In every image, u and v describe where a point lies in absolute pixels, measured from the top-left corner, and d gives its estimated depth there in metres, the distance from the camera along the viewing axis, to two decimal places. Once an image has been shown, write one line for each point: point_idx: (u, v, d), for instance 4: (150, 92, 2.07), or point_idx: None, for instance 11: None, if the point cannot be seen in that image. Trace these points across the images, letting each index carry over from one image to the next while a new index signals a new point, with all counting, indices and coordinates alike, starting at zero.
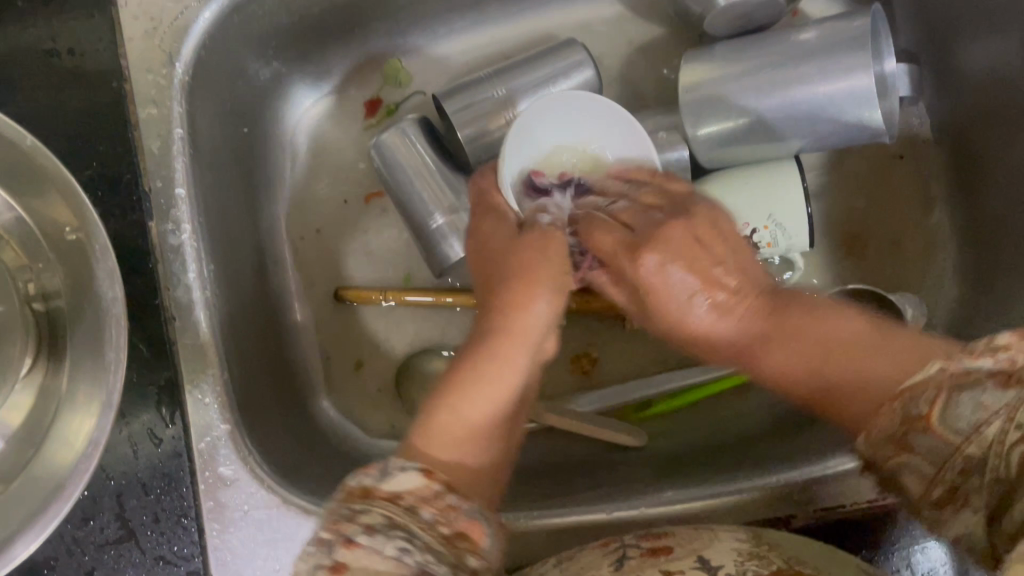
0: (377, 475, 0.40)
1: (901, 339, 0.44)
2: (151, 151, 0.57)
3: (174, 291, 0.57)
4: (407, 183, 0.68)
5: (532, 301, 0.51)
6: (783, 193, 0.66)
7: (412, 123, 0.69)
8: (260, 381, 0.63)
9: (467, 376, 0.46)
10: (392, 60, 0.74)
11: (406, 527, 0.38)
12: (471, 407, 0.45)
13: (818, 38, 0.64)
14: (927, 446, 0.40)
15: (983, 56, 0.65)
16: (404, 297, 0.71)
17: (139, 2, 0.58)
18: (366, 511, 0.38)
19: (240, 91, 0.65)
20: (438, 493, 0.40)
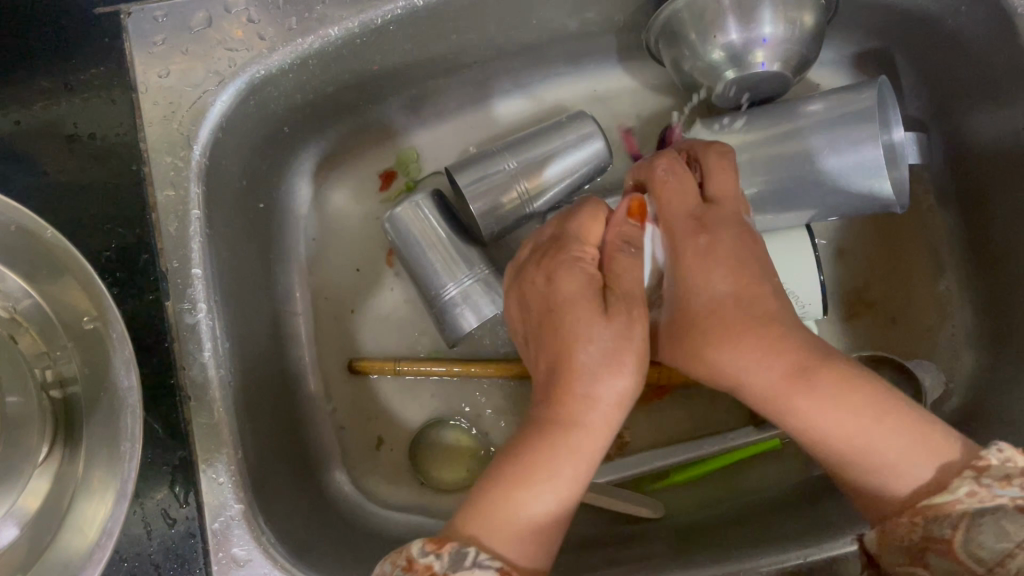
0: (450, 560, 0.44)
1: (924, 445, 0.47)
2: (168, 232, 0.58)
3: (189, 370, 0.57)
4: (420, 255, 0.69)
5: (582, 384, 0.51)
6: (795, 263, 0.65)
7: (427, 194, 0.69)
8: (275, 457, 0.64)
9: (562, 447, 0.49)
10: (405, 151, 0.76)
11: None
12: (546, 485, 0.48)
13: (825, 109, 0.65)
14: (945, 566, 0.44)
15: (994, 123, 0.65)
16: (415, 368, 0.71)
17: (159, 88, 0.59)
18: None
19: (257, 169, 0.66)
20: None
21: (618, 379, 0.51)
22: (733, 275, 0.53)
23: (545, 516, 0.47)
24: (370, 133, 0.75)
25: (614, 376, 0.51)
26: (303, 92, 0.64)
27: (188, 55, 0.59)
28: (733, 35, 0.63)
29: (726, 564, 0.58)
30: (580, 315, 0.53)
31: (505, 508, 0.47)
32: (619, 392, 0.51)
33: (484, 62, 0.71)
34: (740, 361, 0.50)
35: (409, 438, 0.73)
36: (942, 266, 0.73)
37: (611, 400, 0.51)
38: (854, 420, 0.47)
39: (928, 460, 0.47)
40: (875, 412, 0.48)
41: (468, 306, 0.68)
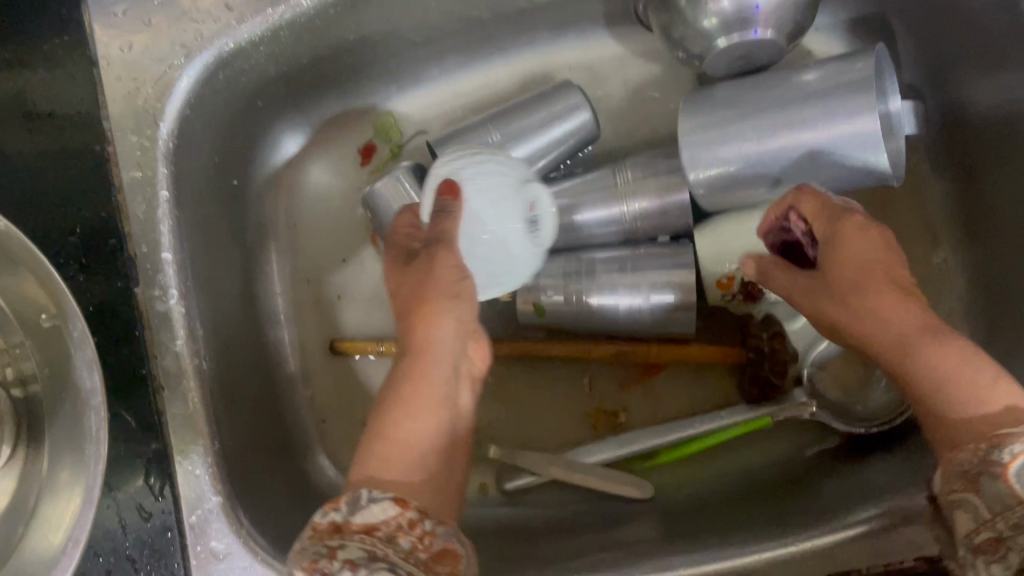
0: (347, 509, 0.42)
1: (986, 375, 0.44)
2: (136, 215, 0.55)
3: (161, 359, 0.55)
4: None
5: (427, 328, 0.52)
6: None
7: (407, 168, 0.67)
8: (254, 444, 0.62)
9: (405, 391, 0.49)
10: (382, 114, 0.73)
11: (385, 559, 0.39)
12: (406, 424, 0.47)
13: (819, 80, 0.62)
14: (995, 492, 0.39)
15: (995, 92, 0.63)
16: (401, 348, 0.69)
17: (122, 62, 0.56)
18: (343, 547, 0.39)
19: (228, 145, 0.63)
20: (413, 520, 0.42)
21: (449, 315, 0.53)
22: (842, 312, 0.52)
23: (428, 457, 0.47)
24: (348, 105, 0.72)
25: (444, 317, 0.53)
26: (275, 64, 0.61)
27: (151, 26, 0.56)
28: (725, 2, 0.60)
29: (715, 549, 0.56)
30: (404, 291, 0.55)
31: (375, 454, 0.46)
32: (452, 333, 0.53)
33: (465, 31, 0.68)
34: (851, 308, 0.51)
35: None
36: (938, 240, 0.71)
37: (447, 338, 0.53)
38: (955, 355, 0.45)
39: (986, 380, 0.43)
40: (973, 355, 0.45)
41: None
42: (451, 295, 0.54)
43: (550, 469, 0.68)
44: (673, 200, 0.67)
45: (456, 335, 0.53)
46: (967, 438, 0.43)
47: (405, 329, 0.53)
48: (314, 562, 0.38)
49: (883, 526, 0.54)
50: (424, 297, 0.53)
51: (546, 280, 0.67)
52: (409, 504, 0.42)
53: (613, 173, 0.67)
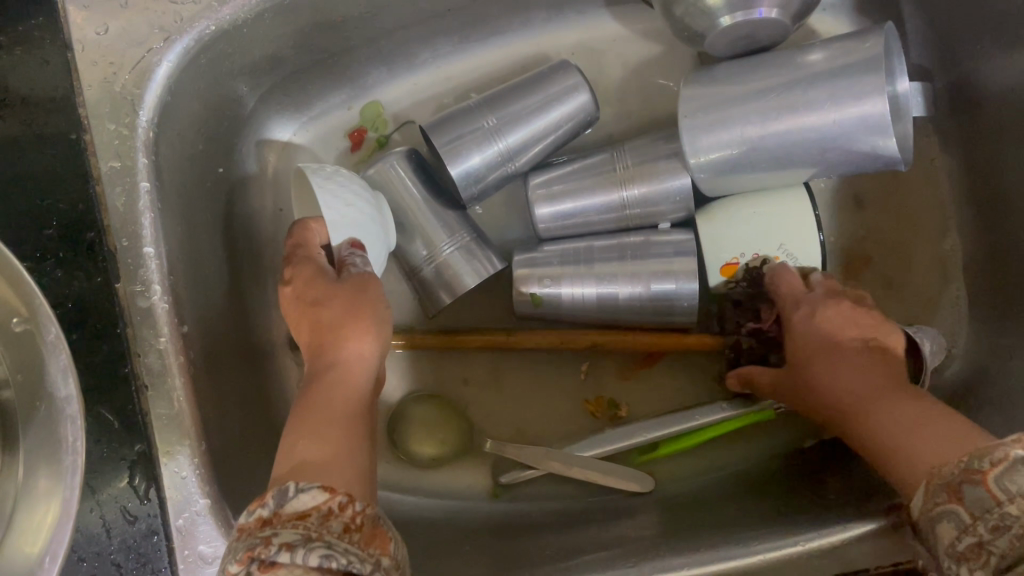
0: (275, 501, 0.39)
1: (953, 424, 0.45)
2: (115, 206, 0.53)
3: (144, 358, 0.53)
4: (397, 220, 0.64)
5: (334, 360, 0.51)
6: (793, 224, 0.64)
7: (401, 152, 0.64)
8: (243, 442, 0.60)
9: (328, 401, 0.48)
10: (370, 103, 0.71)
11: (322, 539, 0.37)
12: (322, 432, 0.45)
13: (825, 59, 0.59)
14: (974, 497, 0.38)
15: (1009, 73, 0.60)
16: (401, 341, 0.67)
17: (98, 45, 0.53)
18: (279, 535, 0.37)
19: (212, 132, 0.61)
20: (342, 504, 0.40)
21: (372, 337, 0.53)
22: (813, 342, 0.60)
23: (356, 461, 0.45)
24: (337, 88, 0.69)
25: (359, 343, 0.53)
26: (260, 46, 0.58)
27: (128, 8, 0.53)
28: None
29: (721, 547, 0.55)
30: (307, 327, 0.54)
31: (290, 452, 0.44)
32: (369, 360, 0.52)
33: (458, 11, 0.66)
34: (834, 377, 0.56)
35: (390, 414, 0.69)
36: (946, 226, 0.69)
37: (364, 363, 0.52)
38: (920, 418, 0.48)
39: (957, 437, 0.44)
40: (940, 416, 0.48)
41: (445, 280, 0.64)
42: (375, 320, 0.53)
43: (549, 463, 0.66)
44: (674, 183, 0.64)
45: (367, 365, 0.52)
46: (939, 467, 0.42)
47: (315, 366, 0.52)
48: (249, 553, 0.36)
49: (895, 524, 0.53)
50: (354, 316, 0.53)
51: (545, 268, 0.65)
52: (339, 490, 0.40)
53: (613, 156, 0.65)
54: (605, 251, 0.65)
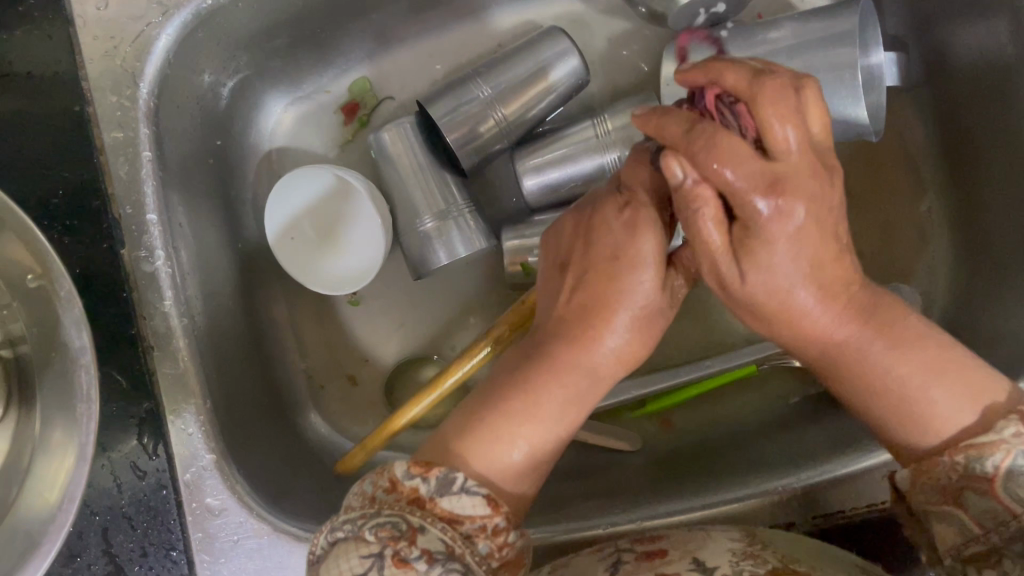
0: (438, 485, 0.39)
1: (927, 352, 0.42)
2: (119, 176, 0.55)
3: (150, 320, 0.56)
4: (399, 184, 0.67)
5: (621, 314, 0.46)
6: None
7: (412, 117, 0.67)
8: (245, 402, 0.62)
9: (540, 377, 0.45)
10: (359, 79, 0.73)
11: (462, 560, 0.38)
12: (529, 431, 0.43)
13: (798, 34, 0.61)
14: (988, 505, 0.40)
15: (977, 39, 0.63)
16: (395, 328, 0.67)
17: (99, 21, 0.55)
18: (425, 530, 0.38)
19: (211, 104, 0.63)
20: (499, 527, 0.40)
21: (617, 334, 0.46)
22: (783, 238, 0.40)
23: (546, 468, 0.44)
24: (330, 60, 0.71)
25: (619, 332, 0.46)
26: (254, 21, 0.61)
27: None
28: None
29: (701, 496, 0.57)
30: (605, 273, 0.47)
31: (494, 440, 0.42)
32: (622, 344, 0.47)
33: None
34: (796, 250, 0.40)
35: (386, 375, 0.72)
36: (921, 189, 0.72)
37: (605, 359, 0.46)
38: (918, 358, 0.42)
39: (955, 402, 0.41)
40: (873, 315, 0.43)
41: (441, 244, 0.66)
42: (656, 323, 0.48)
43: None
44: None
45: (624, 356, 0.47)
46: (936, 451, 0.42)
47: (586, 296, 0.47)
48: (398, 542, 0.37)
49: (855, 473, 0.55)
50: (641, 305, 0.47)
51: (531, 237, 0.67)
52: (501, 508, 0.40)
53: (593, 125, 0.67)
54: None
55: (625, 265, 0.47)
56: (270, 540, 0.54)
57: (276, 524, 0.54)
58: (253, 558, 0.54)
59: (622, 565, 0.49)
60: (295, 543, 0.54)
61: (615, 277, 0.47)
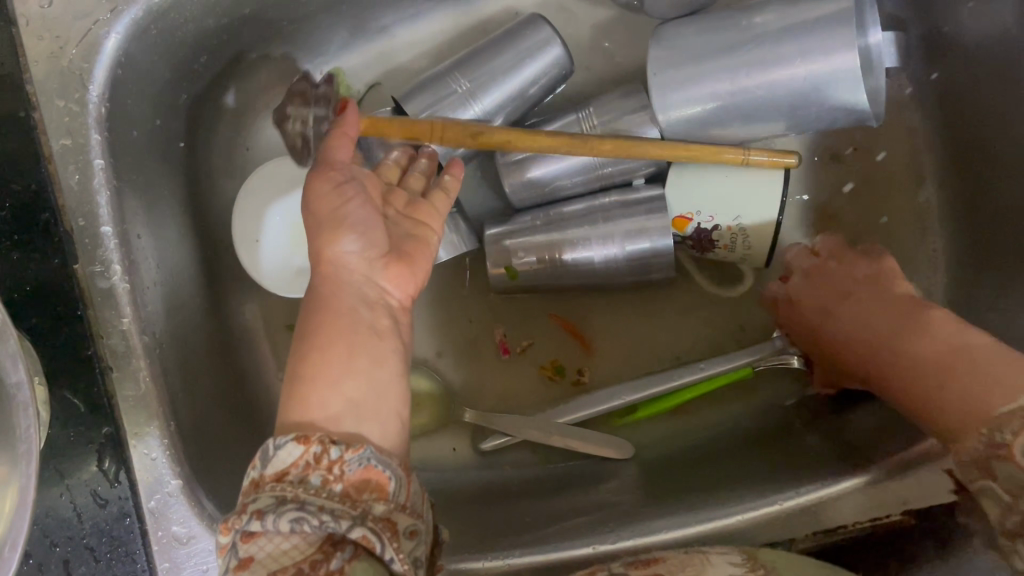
0: (259, 462, 0.38)
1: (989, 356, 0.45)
2: (69, 186, 0.52)
3: (107, 339, 0.52)
4: None
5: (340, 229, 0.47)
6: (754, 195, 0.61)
7: (390, 108, 0.64)
8: (215, 419, 0.59)
9: (326, 328, 0.43)
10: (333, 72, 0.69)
11: (296, 499, 0.36)
12: (348, 370, 0.41)
13: (790, 16, 0.58)
14: (1008, 475, 0.40)
15: (978, 20, 0.59)
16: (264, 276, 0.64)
17: (43, 19, 0.51)
18: (254, 500, 0.36)
19: (170, 104, 0.59)
20: (320, 451, 0.37)
21: (346, 236, 0.46)
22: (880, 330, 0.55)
23: (388, 389, 0.42)
24: (298, 52, 0.67)
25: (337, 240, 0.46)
26: (215, 17, 0.57)
27: None
28: None
29: (697, 511, 0.54)
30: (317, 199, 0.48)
31: (306, 396, 0.40)
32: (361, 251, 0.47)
33: None
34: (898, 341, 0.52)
35: None
36: (920, 179, 0.69)
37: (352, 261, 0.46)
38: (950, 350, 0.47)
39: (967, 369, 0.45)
40: (948, 332, 0.49)
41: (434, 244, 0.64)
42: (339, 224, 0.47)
43: (530, 432, 0.65)
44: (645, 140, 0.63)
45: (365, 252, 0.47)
46: (970, 425, 0.43)
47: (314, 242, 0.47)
48: (227, 523, 0.36)
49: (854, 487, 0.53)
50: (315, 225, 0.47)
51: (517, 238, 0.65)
52: (314, 438, 0.38)
53: (579, 120, 0.64)
54: (580, 218, 0.64)
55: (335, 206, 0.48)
56: None
57: None
58: None
59: None
60: None
61: (319, 192, 0.48)
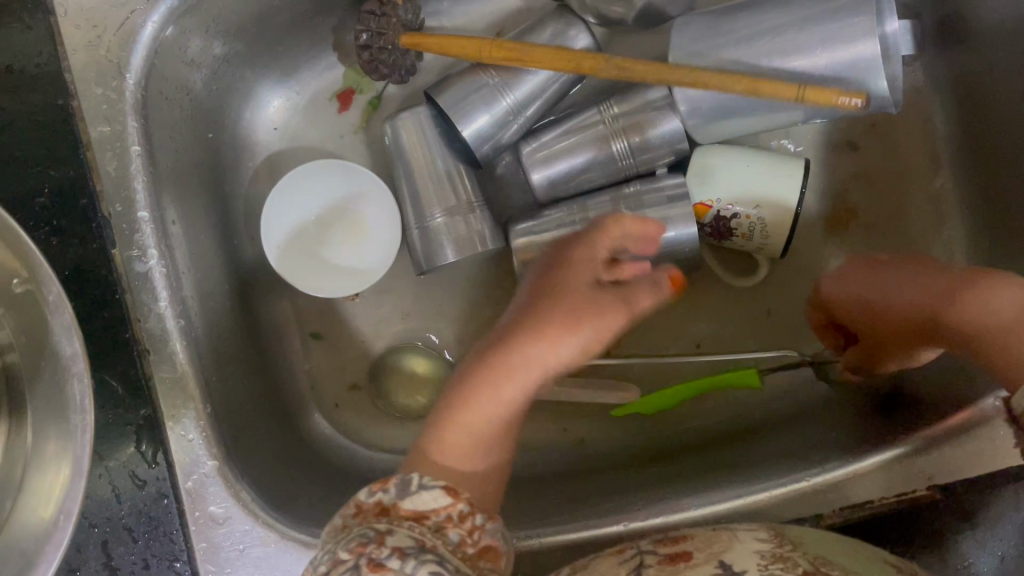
0: (396, 491, 0.43)
1: None
2: (108, 172, 0.52)
3: (146, 322, 0.53)
4: (408, 173, 0.66)
5: (563, 334, 0.50)
6: (771, 184, 0.63)
7: (427, 105, 0.66)
8: (247, 404, 0.60)
9: (485, 398, 0.48)
10: (355, 66, 0.71)
11: (434, 549, 0.40)
12: (479, 446, 0.48)
13: (811, 6, 0.59)
14: None
15: (993, 7, 0.60)
16: (287, 254, 0.67)
17: (80, 9, 0.52)
18: (391, 532, 0.40)
19: (201, 95, 0.61)
20: (463, 513, 0.43)
21: (563, 343, 0.50)
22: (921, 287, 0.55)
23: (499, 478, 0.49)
24: (323, 41, 0.69)
25: (562, 342, 0.50)
26: (247, 7, 0.58)
27: None
28: None
29: (723, 488, 0.55)
30: (566, 279, 0.53)
31: (447, 442, 0.48)
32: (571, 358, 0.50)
33: None
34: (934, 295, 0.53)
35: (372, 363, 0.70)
36: (936, 164, 0.70)
37: (556, 360, 0.50)
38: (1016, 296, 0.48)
39: None
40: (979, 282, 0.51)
41: (447, 240, 0.65)
42: (570, 325, 0.50)
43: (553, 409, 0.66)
44: (669, 130, 0.63)
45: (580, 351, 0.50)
46: None
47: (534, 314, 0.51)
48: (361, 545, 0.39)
49: (883, 462, 0.53)
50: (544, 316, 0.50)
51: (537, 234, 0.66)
52: (460, 496, 0.43)
53: (602, 113, 0.64)
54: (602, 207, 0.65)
55: (556, 296, 0.52)
56: (278, 547, 0.52)
57: (282, 530, 0.52)
58: (260, 567, 0.52)
59: (646, 570, 0.47)
60: (304, 550, 0.52)
61: (572, 284, 0.52)
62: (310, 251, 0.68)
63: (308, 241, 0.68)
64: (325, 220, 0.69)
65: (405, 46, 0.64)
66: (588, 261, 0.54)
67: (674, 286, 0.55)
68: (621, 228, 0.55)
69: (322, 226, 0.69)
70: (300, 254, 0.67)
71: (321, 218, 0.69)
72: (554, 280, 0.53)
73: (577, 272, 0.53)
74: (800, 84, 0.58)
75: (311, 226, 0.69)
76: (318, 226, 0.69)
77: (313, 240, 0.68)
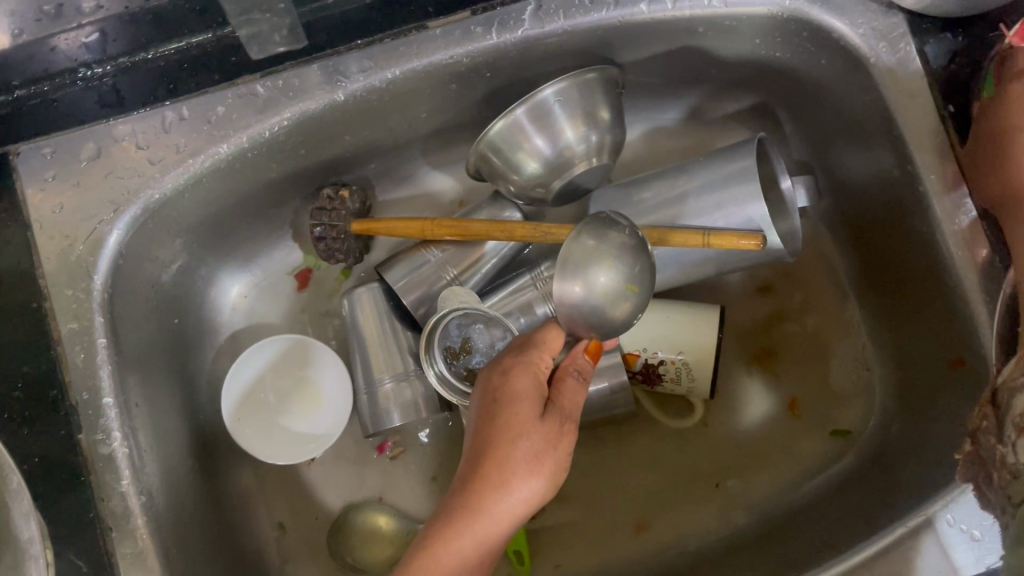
0: None
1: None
2: (75, 363, 0.58)
3: (108, 501, 0.57)
4: (360, 344, 0.72)
5: (515, 476, 0.50)
6: (691, 334, 0.69)
7: (380, 282, 0.73)
8: (207, 573, 0.63)
9: (447, 552, 0.49)
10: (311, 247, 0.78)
11: None
12: None
13: (706, 178, 0.67)
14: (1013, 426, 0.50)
15: (864, 164, 0.68)
16: (234, 416, 0.71)
17: (54, 223, 0.59)
18: None
19: (166, 286, 0.67)
20: None
21: (530, 488, 0.50)
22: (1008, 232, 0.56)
23: None
24: (276, 235, 0.76)
25: (526, 482, 0.50)
26: (203, 208, 0.65)
27: (80, 187, 0.60)
28: (544, 150, 0.67)
29: None
30: (516, 411, 0.51)
31: None
32: (533, 499, 0.51)
33: (382, 155, 0.74)
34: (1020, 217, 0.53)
35: (329, 521, 0.73)
36: (842, 299, 0.76)
37: (518, 505, 0.50)
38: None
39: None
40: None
41: (395, 406, 0.70)
42: (530, 468, 0.50)
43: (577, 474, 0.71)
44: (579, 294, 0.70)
45: (534, 501, 0.51)
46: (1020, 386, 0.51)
47: (498, 457, 0.50)
48: None
49: None
50: (497, 446, 0.50)
51: (457, 385, 0.67)
52: None
53: (532, 280, 0.71)
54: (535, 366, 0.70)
55: (514, 434, 0.51)
56: None
57: None
58: None
59: None
60: None
61: (527, 418, 0.51)
62: (249, 413, 0.72)
63: (248, 406, 0.73)
64: (263, 386, 0.74)
65: (353, 232, 0.73)
66: (528, 369, 0.53)
67: (592, 355, 0.58)
68: (546, 340, 0.56)
69: (258, 391, 0.74)
70: (243, 418, 0.72)
71: (257, 383, 0.74)
72: (508, 409, 0.51)
73: (526, 399, 0.52)
74: (706, 231, 0.64)
75: (253, 386, 0.73)
76: (256, 391, 0.73)
77: (252, 403, 0.73)
